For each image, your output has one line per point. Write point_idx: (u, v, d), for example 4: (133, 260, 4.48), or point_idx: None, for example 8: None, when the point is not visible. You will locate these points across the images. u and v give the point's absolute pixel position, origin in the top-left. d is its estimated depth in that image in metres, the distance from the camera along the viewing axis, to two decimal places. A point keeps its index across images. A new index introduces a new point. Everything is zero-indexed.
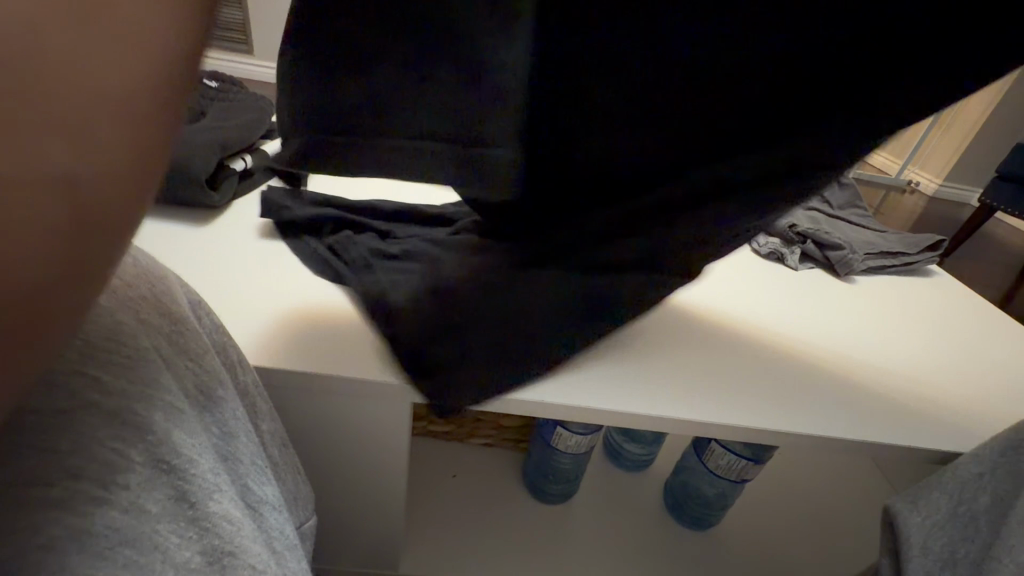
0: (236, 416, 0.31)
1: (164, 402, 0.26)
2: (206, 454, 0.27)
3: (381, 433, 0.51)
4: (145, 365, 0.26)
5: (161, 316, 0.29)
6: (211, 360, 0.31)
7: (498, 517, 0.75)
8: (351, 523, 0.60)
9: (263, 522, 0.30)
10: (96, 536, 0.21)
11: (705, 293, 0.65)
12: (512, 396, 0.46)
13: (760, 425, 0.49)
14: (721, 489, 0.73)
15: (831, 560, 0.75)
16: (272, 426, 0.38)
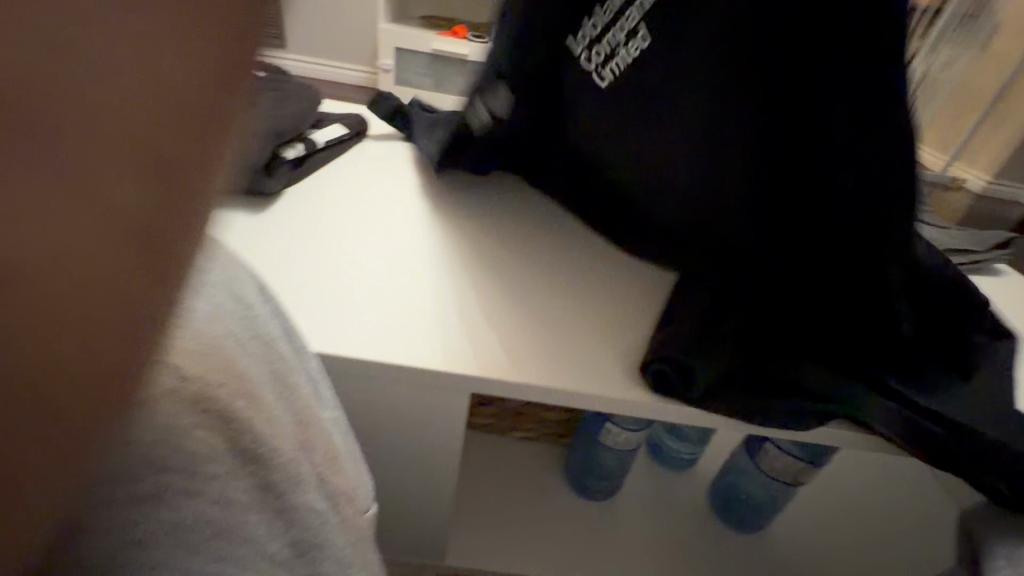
0: (306, 403, 0.30)
1: (243, 390, 0.25)
2: (286, 442, 0.26)
3: (435, 423, 0.50)
4: (219, 352, 0.25)
5: (232, 300, 0.28)
6: (279, 346, 0.31)
7: (541, 512, 0.74)
8: (396, 512, 0.60)
9: (344, 511, 0.29)
10: (188, 529, 0.20)
11: None
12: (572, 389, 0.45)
13: (829, 427, 0.47)
14: (771, 491, 0.70)
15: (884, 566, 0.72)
16: (335, 413, 0.37)
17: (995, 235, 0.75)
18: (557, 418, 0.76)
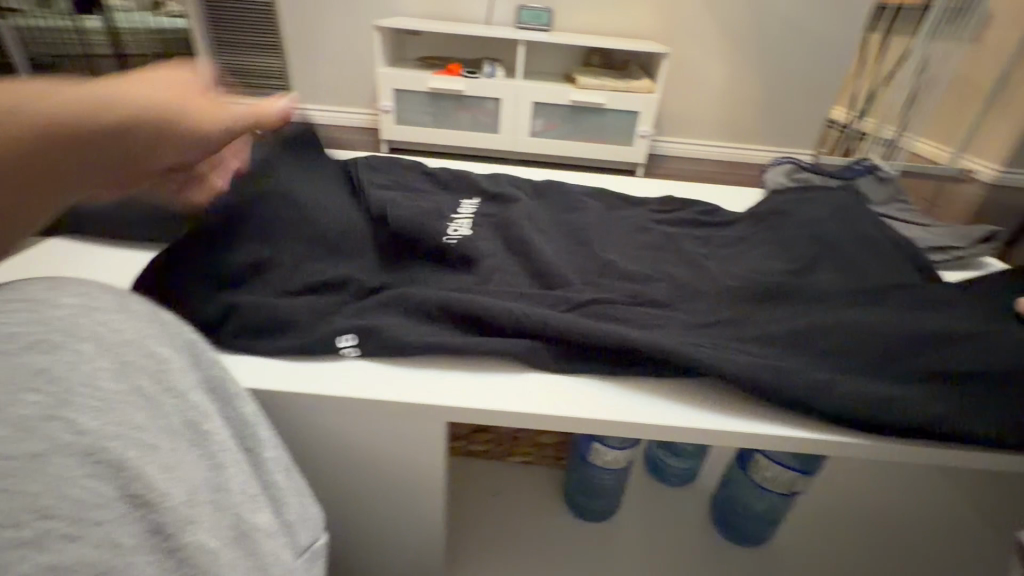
0: (225, 446, 0.33)
1: (139, 441, 0.27)
2: (184, 486, 0.28)
3: (408, 449, 0.51)
4: (117, 409, 0.27)
5: (143, 355, 0.31)
6: (195, 396, 0.33)
7: (542, 535, 0.71)
8: (380, 540, 0.59)
9: (259, 549, 0.32)
10: (64, 572, 0.22)
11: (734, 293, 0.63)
12: (508, 409, 0.48)
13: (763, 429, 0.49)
14: (770, 504, 0.68)
15: None
16: (277, 451, 0.39)
17: (982, 231, 0.74)
18: (549, 441, 0.75)
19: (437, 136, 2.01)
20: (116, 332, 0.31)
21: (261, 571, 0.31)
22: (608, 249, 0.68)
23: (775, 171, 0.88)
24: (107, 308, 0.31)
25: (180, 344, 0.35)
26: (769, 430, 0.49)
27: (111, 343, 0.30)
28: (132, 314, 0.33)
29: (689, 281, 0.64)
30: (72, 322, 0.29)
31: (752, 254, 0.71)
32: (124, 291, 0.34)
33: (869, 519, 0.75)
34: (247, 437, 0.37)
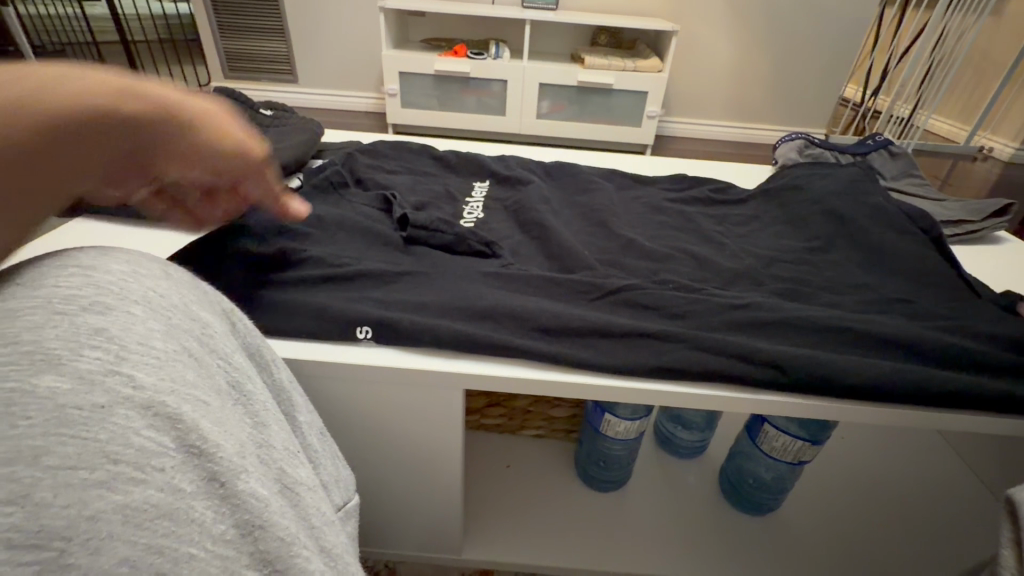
0: (264, 407, 0.36)
1: (191, 396, 0.29)
2: (231, 439, 0.30)
3: (432, 418, 0.53)
4: (171, 366, 0.29)
5: (189, 321, 0.33)
6: (235, 358, 0.36)
7: (558, 504, 0.74)
8: (402, 506, 0.62)
9: (301, 500, 0.34)
10: (134, 510, 0.24)
11: (745, 269, 0.64)
12: (529, 378, 0.50)
13: (778, 399, 0.50)
14: (778, 473, 0.70)
15: (915, 552, 0.70)
16: (309, 416, 0.44)
17: (993, 205, 0.75)
18: (562, 414, 0.77)
19: (444, 118, 2.02)
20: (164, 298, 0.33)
21: (307, 520, 0.33)
22: (622, 228, 0.69)
23: (786, 148, 0.88)
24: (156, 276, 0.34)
25: (220, 314, 0.38)
26: (785, 400, 0.50)
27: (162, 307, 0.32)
28: (176, 284, 0.35)
29: (703, 258, 0.66)
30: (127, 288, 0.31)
31: (763, 232, 0.72)
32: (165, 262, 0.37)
33: (875, 490, 0.76)
34: (282, 401, 0.41)
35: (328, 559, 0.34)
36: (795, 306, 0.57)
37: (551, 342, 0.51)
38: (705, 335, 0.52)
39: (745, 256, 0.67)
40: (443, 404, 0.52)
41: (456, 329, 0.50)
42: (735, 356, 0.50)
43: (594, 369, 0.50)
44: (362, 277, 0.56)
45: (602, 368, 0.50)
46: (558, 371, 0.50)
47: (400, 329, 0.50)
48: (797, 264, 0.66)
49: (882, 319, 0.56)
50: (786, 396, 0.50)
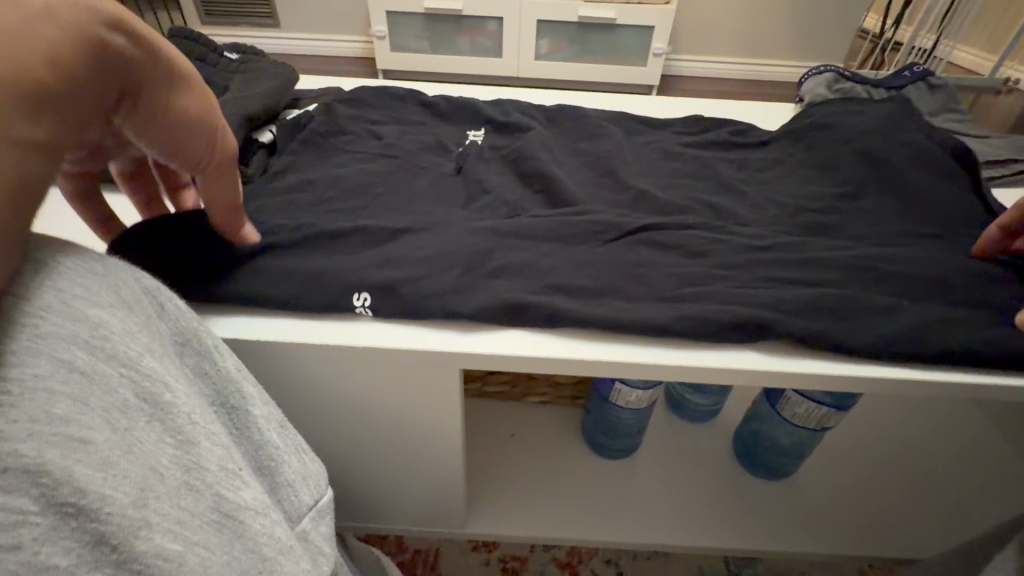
0: (189, 420, 0.31)
1: (61, 437, 0.24)
2: (129, 483, 0.26)
3: (426, 397, 0.49)
4: (37, 397, 0.25)
5: (76, 324, 0.28)
6: (148, 362, 0.31)
7: (564, 470, 0.72)
8: (402, 484, 0.59)
9: (244, 530, 0.31)
10: None
11: (768, 222, 0.58)
12: (536, 353, 0.44)
13: (814, 367, 0.45)
14: (798, 438, 0.67)
15: (929, 514, 0.69)
16: (265, 409, 0.40)
17: None
18: (567, 380, 0.74)
19: (436, 63, 1.90)
20: (40, 304, 0.28)
21: (249, 552, 0.31)
22: (632, 178, 0.63)
23: (813, 81, 0.80)
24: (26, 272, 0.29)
25: (133, 305, 0.33)
26: (824, 368, 0.45)
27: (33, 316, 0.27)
28: (59, 275, 0.30)
29: (722, 209, 0.59)
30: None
31: (789, 178, 0.66)
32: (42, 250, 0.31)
33: (883, 449, 0.74)
34: (229, 396, 0.38)
35: None
36: (827, 259, 0.51)
37: (563, 303, 0.46)
38: (728, 293, 0.47)
39: (769, 205, 0.61)
40: (445, 384, 0.48)
41: (455, 298, 0.45)
42: (766, 318, 0.45)
43: (611, 335, 0.46)
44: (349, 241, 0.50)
45: (616, 336, 0.46)
46: (574, 341, 0.45)
47: (403, 297, 0.45)
48: (827, 214, 0.60)
49: (923, 275, 0.50)
50: (822, 364, 0.45)
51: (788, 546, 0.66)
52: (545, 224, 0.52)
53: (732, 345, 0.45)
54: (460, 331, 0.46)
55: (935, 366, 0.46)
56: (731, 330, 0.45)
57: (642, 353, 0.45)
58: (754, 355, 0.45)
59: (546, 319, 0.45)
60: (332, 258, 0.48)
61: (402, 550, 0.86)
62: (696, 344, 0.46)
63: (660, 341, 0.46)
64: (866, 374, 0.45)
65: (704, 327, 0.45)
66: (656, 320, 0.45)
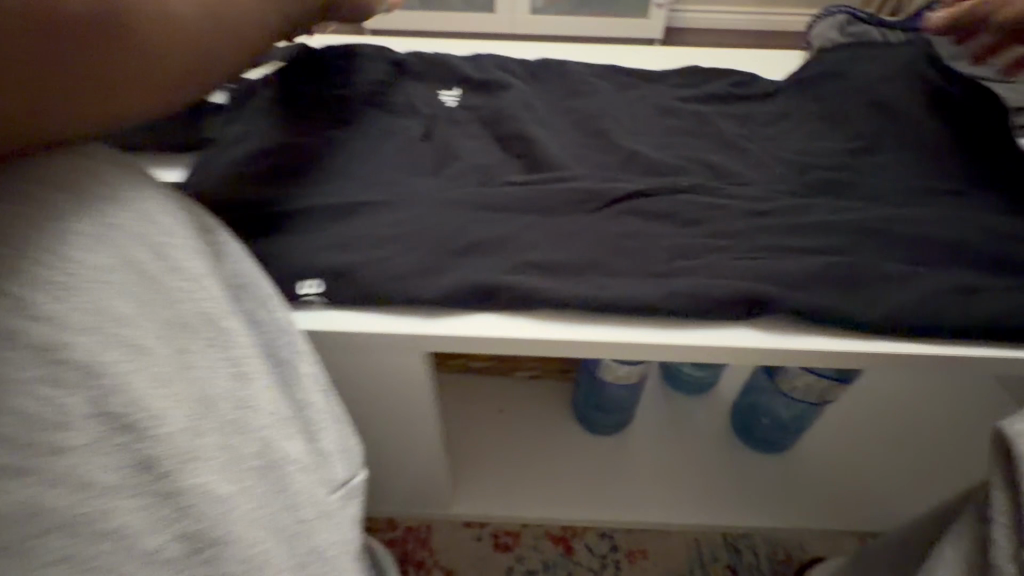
0: (247, 356, 0.34)
1: (119, 339, 0.28)
2: (179, 408, 0.29)
3: (398, 380, 0.46)
4: (100, 296, 0.29)
5: (150, 247, 0.32)
6: (210, 285, 0.34)
7: (554, 448, 0.69)
8: (379, 467, 0.56)
9: (288, 483, 0.33)
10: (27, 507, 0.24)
11: (770, 183, 0.53)
12: (506, 334, 0.41)
13: (814, 346, 0.41)
14: (798, 412, 0.64)
15: (930, 473, 0.67)
16: (315, 367, 0.39)
17: None
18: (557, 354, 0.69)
19: (426, 18, 1.80)
20: (118, 216, 0.32)
21: (289, 511, 0.32)
22: (622, 137, 0.58)
23: (823, 27, 0.72)
24: (107, 183, 0.33)
25: (198, 238, 0.36)
26: (825, 346, 0.41)
27: (109, 228, 0.31)
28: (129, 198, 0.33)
29: (721, 169, 0.54)
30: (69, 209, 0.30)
31: (795, 133, 0.60)
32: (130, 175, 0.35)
33: (899, 428, 0.69)
34: (281, 346, 0.37)
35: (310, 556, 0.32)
36: (837, 223, 0.46)
37: (541, 280, 0.42)
38: (725, 264, 0.43)
39: (773, 163, 0.55)
40: (412, 366, 0.44)
41: (417, 277, 0.41)
42: (763, 293, 0.41)
43: (591, 313, 0.42)
44: (306, 216, 0.46)
45: (594, 313, 0.41)
46: (550, 321, 0.41)
47: (361, 278, 0.41)
48: (836, 172, 0.54)
49: (943, 239, 0.46)
50: (823, 341, 0.41)
51: (779, 515, 0.64)
52: (523, 191, 0.48)
53: (724, 322, 0.41)
54: (425, 313, 0.42)
55: (947, 340, 0.41)
56: (722, 308, 0.41)
57: (623, 334, 0.41)
58: (747, 333, 0.41)
59: (518, 298, 0.41)
60: (286, 237, 0.44)
61: (392, 527, 0.84)
62: (684, 322, 0.41)
63: (644, 318, 0.41)
64: (870, 351, 0.41)
65: (692, 304, 0.41)
66: (640, 297, 0.41)
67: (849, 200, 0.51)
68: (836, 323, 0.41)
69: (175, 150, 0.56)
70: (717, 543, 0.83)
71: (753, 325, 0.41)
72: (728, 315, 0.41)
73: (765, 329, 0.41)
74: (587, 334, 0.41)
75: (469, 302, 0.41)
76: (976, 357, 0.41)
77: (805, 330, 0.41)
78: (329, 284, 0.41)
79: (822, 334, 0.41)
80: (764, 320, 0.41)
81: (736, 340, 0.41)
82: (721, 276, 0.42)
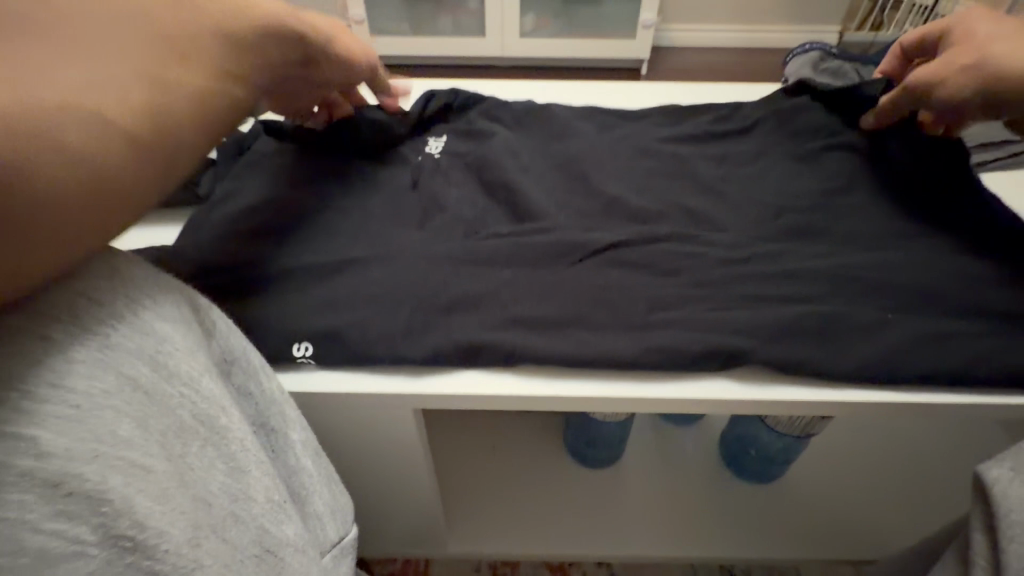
0: (243, 447, 0.33)
1: (124, 463, 0.26)
2: (183, 519, 0.28)
3: (388, 433, 0.47)
4: (103, 416, 0.26)
5: (146, 339, 0.29)
6: (206, 383, 0.32)
7: (548, 484, 0.70)
8: (373, 512, 0.57)
9: (282, 566, 0.34)
10: None
11: (746, 228, 0.55)
12: (492, 390, 0.42)
13: (788, 395, 0.42)
14: (785, 444, 0.65)
15: (918, 501, 0.68)
16: (304, 434, 0.40)
17: None
18: None
19: (416, 46, 1.83)
20: (115, 318, 0.29)
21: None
22: (603, 183, 0.60)
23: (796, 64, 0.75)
24: (96, 280, 0.30)
25: (189, 318, 0.33)
26: (798, 395, 0.42)
27: (108, 335, 0.28)
28: (115, 282, 0.30)
29: (699, 215, 0.56)
30: (58, 322, 0.27)
31: (771, 174, 0.62)
32: (113, 263, 0.31)
33: (883, 449, 0.71)
34: (271, 418, 0.37)
35: None
36: (810, 270, 0.48)
37: (525, 335, 0.43)
38: (701, 316, 0.44)
39: (749, 207, 0.57)
40: (403, 420, 0.46)
41: (406, 336, 0.43)
42: (737, 345, 0.42)
43: (574, 367, 0.43)
44: (297, 275, 0.48)
45: (576, 367, 0.43)
46: (534, 376, 0.43)
47: (352, 340, 0.43)
48: (811, 214, 0.56)
49: (910, 284, 0.47)
50: (797, 390, 0.42)
51: (770, 547, 0.65)
52: (507, 244, 0.49)
53: (701, 373, 0.43)
54: (414, 370, 0.43)
55: (917, 386, 0.43)
56: (699, 361, 0.42)
57: (605, 387, 0.42)
58: (724, 384, 0.43)
59: (503, 355, 0.43)
60: (278, 298, 0.46)
61: (390, 562, 0.85)
62: (662, 375, 0.43)
63: (624, 371, 0.43)
64: (842, 399, 0.42)
65: (670, 358, 0.42)
66: (619, 351, 0.42)
67: (821, 244, 0.53)
68: (809, 373, 0.42)
69: (171, 206, 0.58)
70: (713, 570, 0.84)
71: (729, 376, 0.43)
72: (704, 368, 0.42)
73: (741, 380, 0.43)
74: (570, 388, 0.42)
75: (456, 359, 0.43)
76: (946, 402, 0.43)
77: (779, 379, 0.43)
78: (320, 345, 0.43)
79: (796, 383, 0.43)
80: (740, 370, 0.43)
81: (713, 391, 0.42)
82: (697, 328, 0.43)
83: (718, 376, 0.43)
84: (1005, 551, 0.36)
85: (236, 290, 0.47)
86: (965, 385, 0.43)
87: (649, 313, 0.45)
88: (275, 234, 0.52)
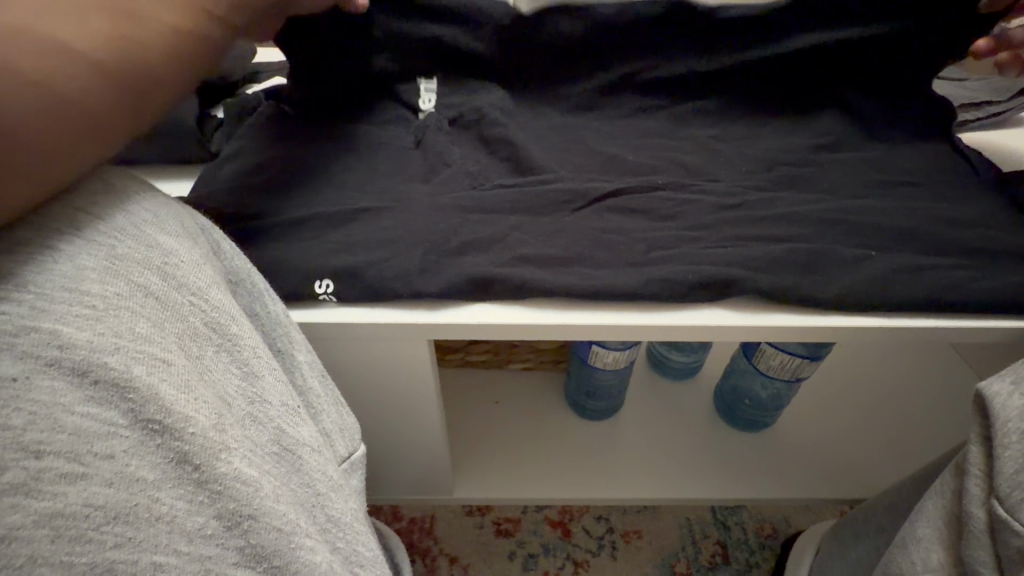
0: (256, 353, 0.34)
1: (144, 353, 0.27)
2: (207, 407, 0.27)
3: (402, 366, 0.50)
4: (121, 316, 0.27)
5: (153, 249, 0.31)
6: (215, 294, 0.33)
7: (550, 435, 0.73)
8: (387, 452, 0.60)
9: (303, 464, 0.33)
10: (66, 517, 0.22)
11: (738, 179, 0.58)
12: (505, 321, 0.45)
13: (781, 323, 0.45)
14: (774, 391, 0.68)
15: (896, 449, 0.71)
16: (309, 356, 0.42)
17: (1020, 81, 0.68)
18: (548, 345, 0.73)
19: None
20: (116, 229, 0.31)
21: (306, 485, 0.33)
22: (601, 141, 0.62)
23: None
24: (97, 199, 0.32)
25: (195, 241, 0.35)
26: (792, 323, 0.45)
27: (115, 246, 0.30)
28: (126, 202, 0.33)
29: (693, 168, 0.59)
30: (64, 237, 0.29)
31: (762, 131, 0.64)
32: (112, 186, 0.33)
33: (864, 400, 0.75)
34: (277, 339, 0.39)
35: (335, 527, 0.34)
36: (797, 213, 0.51)
37: (533, 271, 0.46)
38: (697, 253, 0.47)
39: (740, 161, 0.60)
40: (417, 353, 0.48)
41: (420, 273, 0.45)
42: (731, 276, 0.45)
43: (580, 300, 0.46)
44: (313, 221, 0.50)
45: (584, 299, 0.45)
46: (544, 309, 0.46)
47: (369, 277, 0.45)
48: (798, 167, 0.59)
49: (893, 226, 0.50)
50: (791, 318, 0.45)
51: (762, 488, 0.69)
52: (513, 193, 0.52)
53: (699, 305, 0.46)
54: (430, 304, 0.46)
55: (902, 313, 0.46)
56: (699, 292, 0.45)
57: (609, 317, 0.45)
58: (721, 314, 0.46)
59: (513, 288, 0.45)
60: (297, 241, 0.48)
61: (396, 520, 0.88)
62: (665, 305, 0.46)
63: (628, 303, 0.46)
64: (831, 327, 0.45)
65: (670, 289, 0.45)
66: (622, 284, 0.45)
67: (809, 193, 0.56)
68: (799, 301, 0.45)
69: (183, 164, 0.60)
70: (709, 522, 0.88)
71: (725, 306, 0.46)
72: (702, 298, 0.45)
73: (738, 311, 0.46)
74: (579, 319, 0.45)
75: (470, 294, 0.45)
76: (927, 328, 0.46)
77: (773, 309, 0.46)
78: (339, 281, 0.45)
79: (789, 313, 0.46)
80: (736, 302, 0.46)
81: (710, 320, 0.45)
82: (694, 262, 0.46)
83: (716, 307, 0.46)
84: (1003, 459, 0.38)
85: (255, 234, 0.49)
86: (945, 313, 0.46)
87: (650, 251, 0.48)
88: (291, 185, 0.55)
